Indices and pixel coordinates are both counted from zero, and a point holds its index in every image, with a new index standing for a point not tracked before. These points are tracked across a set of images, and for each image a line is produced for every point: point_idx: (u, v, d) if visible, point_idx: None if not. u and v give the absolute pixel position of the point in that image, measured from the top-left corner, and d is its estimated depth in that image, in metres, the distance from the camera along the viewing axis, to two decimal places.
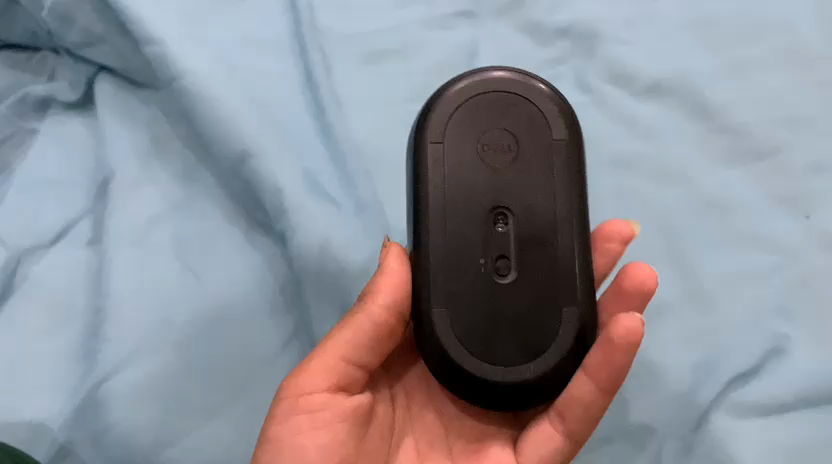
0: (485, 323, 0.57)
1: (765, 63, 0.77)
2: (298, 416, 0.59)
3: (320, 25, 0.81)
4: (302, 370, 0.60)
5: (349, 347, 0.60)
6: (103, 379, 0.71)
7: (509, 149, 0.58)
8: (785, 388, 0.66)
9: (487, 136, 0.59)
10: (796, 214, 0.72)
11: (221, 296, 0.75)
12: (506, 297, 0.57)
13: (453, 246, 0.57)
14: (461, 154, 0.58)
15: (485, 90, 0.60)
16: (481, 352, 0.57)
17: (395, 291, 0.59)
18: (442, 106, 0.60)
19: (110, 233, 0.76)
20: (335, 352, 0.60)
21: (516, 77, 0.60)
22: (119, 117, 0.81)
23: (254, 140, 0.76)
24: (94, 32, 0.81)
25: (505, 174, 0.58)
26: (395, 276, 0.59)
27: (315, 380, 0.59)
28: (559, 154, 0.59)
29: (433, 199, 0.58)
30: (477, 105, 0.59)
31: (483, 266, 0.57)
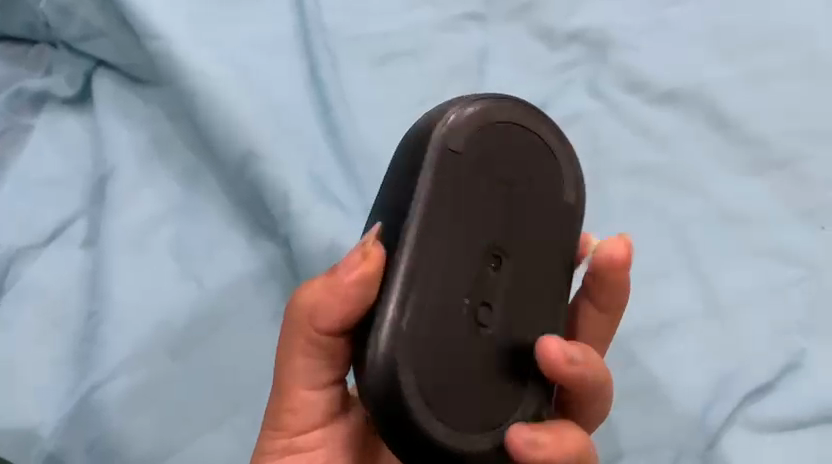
0: (451, 376, 0.48)
1: (781, 72, 0.75)
2: (287, 457, 0.57)
3: (328, 23, 0.79)
4: (273, 408, 0.57)
5: (306, 374, 0.55)
6: (97, 386, 0.68)
7: (519, 192, 0.51)
8: (802, 405, 0.65)
9: (503, 168, 0.51)
10: (811, 226, 0.71)
11: (222, 301, 0.73)
12: (483, 351, 0.49)
13: (441, 280, 0.48)
14: (463, 183, 0.49)
15: (518, 119, 0.52)
16: (437, 409, 0.48)
17: (342, 309, 0.50)
18: (473, 113, 0.50)
19: (109, 234, 0.74)
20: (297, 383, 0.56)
21: (548, 122, 0.53)
22: (120, 115, 0.79)
23: (260, 140, 0.74)
24: (96, 26, 0.79)
25: (505, 215, 0.50)
26: (342, 299, 0.49)
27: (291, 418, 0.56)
28: (562, 215, 0.53)
29: (428, 216, 0.48)
30: (506, 132, 0.51)
31: (464, 311, 0.49)
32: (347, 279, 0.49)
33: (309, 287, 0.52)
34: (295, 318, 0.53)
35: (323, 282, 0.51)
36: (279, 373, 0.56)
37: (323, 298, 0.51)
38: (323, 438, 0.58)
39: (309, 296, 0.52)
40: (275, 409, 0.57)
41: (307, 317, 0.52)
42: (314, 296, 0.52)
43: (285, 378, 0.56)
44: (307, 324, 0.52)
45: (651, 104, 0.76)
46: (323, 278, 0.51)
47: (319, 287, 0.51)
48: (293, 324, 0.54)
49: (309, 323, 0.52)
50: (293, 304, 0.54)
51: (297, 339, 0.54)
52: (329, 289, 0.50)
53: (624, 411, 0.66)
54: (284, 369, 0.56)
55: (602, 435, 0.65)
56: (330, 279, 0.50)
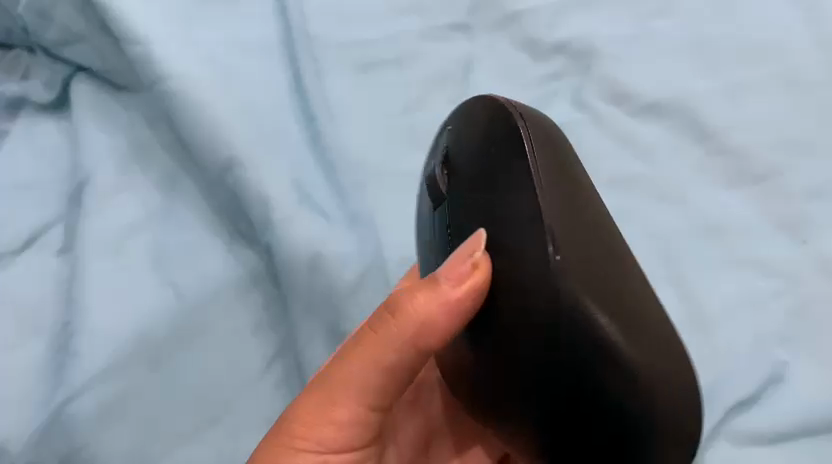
0: None
1: (765, 86, 0.75)
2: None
3: (312, 33, 0.78)
4: (321, 411, 0.54)
5: (365, 377, 0.53)
6: (69, 397, 0.67)
7: None
8: (786, 418, 0.64)
9: None
10: (793, 240, 0.70)
11: (199, 311, 0.71)
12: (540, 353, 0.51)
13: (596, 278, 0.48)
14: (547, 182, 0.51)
15: None
16: None
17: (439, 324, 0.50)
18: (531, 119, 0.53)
19: (87, 241, 0.73)
20: (360, 387, 0.53)
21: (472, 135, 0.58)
22: (99, 121, 0.78)
23: (241, 146, 0.73)
24: (75, 31, 0.78)
25: None
26: (447, 314, 0.49)
27: (344, 422, 0.54)
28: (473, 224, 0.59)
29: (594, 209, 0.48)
30: None
31: None
32: (456, 295, 0.48)
33: (409, 294, 0.52)
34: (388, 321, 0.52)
35: (426, 296, 0.51)
36: (337, 370, 0.53)
37: (429, 313, 0.50)
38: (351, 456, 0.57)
39: (406, 298, 0.52)
40: (321, 414, 0.54)
41: (403, 330, 0.51)
42: (423, 311, 0.51)
43: (350, 380, 0.53)
44: (403, 341, 0.52)
45: (634, 116, 0.76)
46: (426, 292, 0.51)
47: (427, 303, 0.50)
48: (387, 331, 0.52)
49: (404, 340, 0.52)
50: (390, 314, 0.52)
51: (387, 355, 0.52)
52: (438, 306, 0.50)
53: None
54: (347, 369, 0.53)
55: None
56: (433, 288, 0.50)
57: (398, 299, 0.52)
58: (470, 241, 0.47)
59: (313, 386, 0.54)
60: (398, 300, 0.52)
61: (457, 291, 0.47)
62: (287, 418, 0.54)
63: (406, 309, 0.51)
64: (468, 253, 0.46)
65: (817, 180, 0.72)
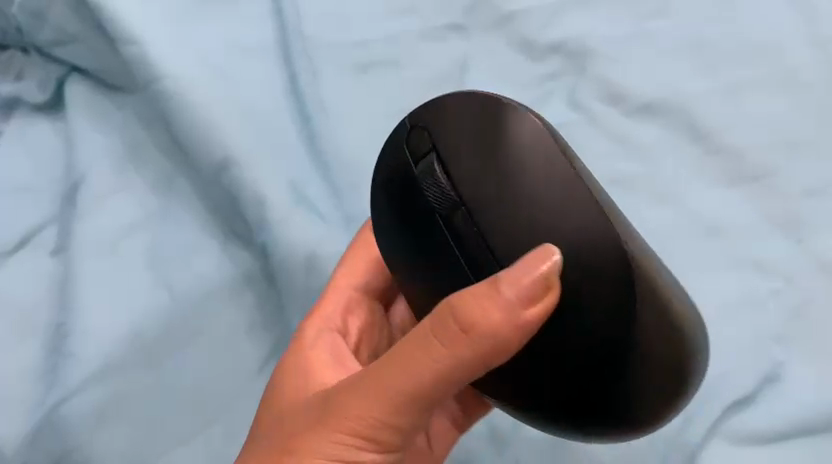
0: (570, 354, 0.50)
1: (759, 86, 0.76)
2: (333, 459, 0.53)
3: (308, 33, 0.78)
4: (372, 418, 0.51)
5: (421, 389, 0.49)
6: (64, 398, 0.66)
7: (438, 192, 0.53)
8: (783, 418, 0.65)
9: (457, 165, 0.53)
10: (788, 239, 0.70)
11: (193, 311, 0.71)
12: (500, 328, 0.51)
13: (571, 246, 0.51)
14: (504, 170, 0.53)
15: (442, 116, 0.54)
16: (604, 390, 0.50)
17: (511, 339, 0.46)
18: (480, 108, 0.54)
19: (81, 242, 0.73)
20: (415, 398, 0.49)
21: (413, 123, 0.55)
22: (94, 121, 0.78)
23: (236, 146, 0.73)
24: (69, 31, 0.77)
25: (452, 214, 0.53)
26: (521, 330, 0.46)
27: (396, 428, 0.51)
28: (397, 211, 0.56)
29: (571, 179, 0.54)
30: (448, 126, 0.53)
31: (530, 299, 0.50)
32: (528, 315, 0.45)
33: (477, 306, 0.46)
34: (453, 335, 0.47)
35: (496, 311, 0.45)
36: (386, 380, 0.49)
37: (498, 329, 0.46)
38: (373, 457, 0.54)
39: (472, 312, 0.46)
40: (372, 420, 0.51)
41: (473, 350, 0.47)
42: (492, 327, 0.46)
43: (403, 393, 0.49)
44: (468, 357, 0.47)
45: (630, 116, 0.76)
46: (499, 306, 0.45)
47: (499, 319, 0.45)
48: (450, 345, 0.47)
49: (467, 354, 0.47)
50: (458, 327, 0.46)
51: (446, 370, 0.48)
52: (507, 321, 0.45)
53: None
54: (401, 380, 0.49)
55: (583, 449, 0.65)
56: (500, 301, 0.45)
57: (463, 310, 0.46)
58: (540, 257, 0.45)
59: (359, 391, 0.51)
60: (462, 311, 0.46)
61: (532, 308, 0.45)
62: (330, 422, 0.52)
63: (475, 325, 0.46)
64: (543, 273, 0.45)
65: (811, 180, 0.72)
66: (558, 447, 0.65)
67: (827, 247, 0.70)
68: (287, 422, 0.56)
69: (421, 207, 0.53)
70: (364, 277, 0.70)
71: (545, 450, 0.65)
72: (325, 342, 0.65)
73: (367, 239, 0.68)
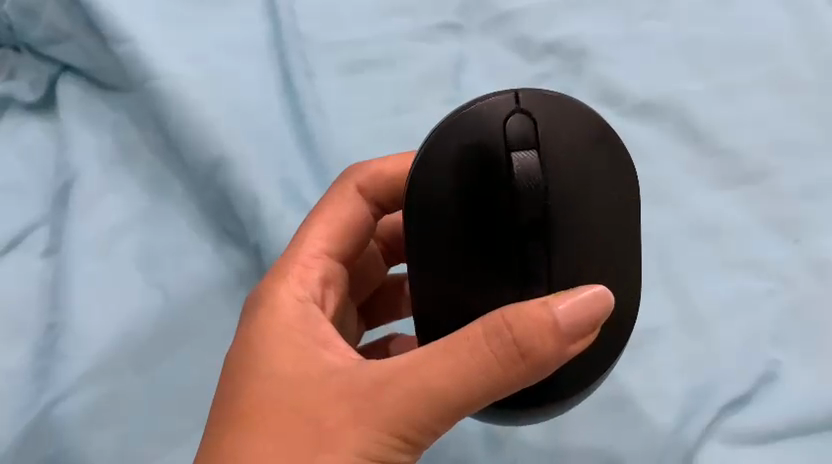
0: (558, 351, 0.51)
1: (754, 86, 0.76)
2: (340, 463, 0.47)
3: (302, 33, 0.78)
4: (405, 427, 0.47)
5: (456, 406, 0.47)
6: (54, 401, 0.66)
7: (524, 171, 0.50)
8: (781, 418, 0.64)
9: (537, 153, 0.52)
10: (784, 239, 0.70)
11: (186, 312, 0.70)
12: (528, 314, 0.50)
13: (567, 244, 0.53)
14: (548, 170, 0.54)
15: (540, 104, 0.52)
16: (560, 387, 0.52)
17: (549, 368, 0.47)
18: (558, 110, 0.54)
19: (72, 242, 0.72)
20: (448, 415, 0.47)
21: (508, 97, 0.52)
22: (86, 121, 0.77)
23: (230, 146, 0.73)
24: (61, 28, 0.77)
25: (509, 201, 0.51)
26: (565, 359, 0.46)
27: (412, 443, 0.48)
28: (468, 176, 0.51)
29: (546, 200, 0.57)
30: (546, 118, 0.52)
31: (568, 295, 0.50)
32: (573, 348, 0.46)
33: (540, 332, 0.45)
34: (510, 355, 0.45)
35: (554, 340, 0.45)
36: (427, 390, 0.46)
37: (553, 355, 0.46)
38: None
39: (534, 332, 0.45)
40: (402, 429, 0.47)
41: (519, 373, 0.46)
42: (550, 354, 0.46)
43: (441, 408, 0.47)
44: (514, 379, 0.46)
45: (625, 116, 0.76)
46: (559, 335, 0.45)
47: (555, 348, 0.45)
48: (504, 367, 0.46)
49: (514, 378, 0.46)
50: (517, 348, 0.45)
51: (493, 389, 0.46)
52: (561, 351, 0.46)
53: (601, 427, 0.65)
54: (442, 391, 0.46)
55: (579, 450, 0.65)
56: (562, 327, 0.45)
57: (525, 334, 0.45)
58: (589, 290, 0.46)
59: (394, 395, 0.47)
60: (523, 332, 0.45)
61: (580, 342, 0.46)
62: (359, 426, 0.47)
63: (535, 352, 0.45)
64: (598, 310, 0.46)
65: (806, 180, 0.72)
66: (554, 448, 0.65)
67: (822, 248, 0.69)
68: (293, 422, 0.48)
69: (499, 187, 0.50)
70: (340, 240, 0.63)
71: (543, 452, 0.65)
72: (309, 317, 0.55)
73: (343, 193, 0.65)
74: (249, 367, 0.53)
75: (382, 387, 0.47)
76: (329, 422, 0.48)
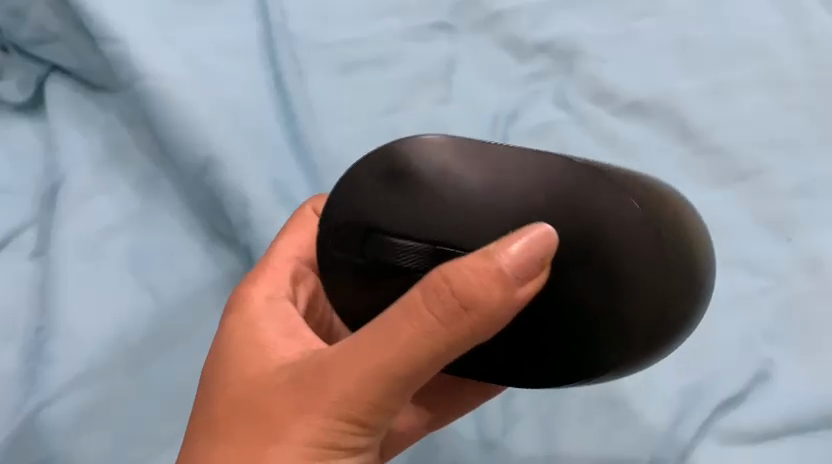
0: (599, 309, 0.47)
1: (749, 85, 0.76)
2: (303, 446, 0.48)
3: (293, 32, 0.78)
4: (359, 408, 0.47)
5: (409, 374, 0.46)
6: (42, 404, 0.65)
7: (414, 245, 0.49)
8: (774, 416, 0.64)
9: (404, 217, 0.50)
10: (777, 237, 0.70)
11: (176, 313, 0.70)
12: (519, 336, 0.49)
13: None
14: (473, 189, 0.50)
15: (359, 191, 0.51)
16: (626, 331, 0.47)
17: (503, 316, 0.44)
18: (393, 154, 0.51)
19: (61, 244, 0.71)
20: (402, 384, 0.46)
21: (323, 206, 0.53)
22: (75, 121, 0.76)
23: (219, 145, 0.72)
24: (49, 29, 0.76)
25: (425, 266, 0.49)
26: (517, 305, 0.44)
27: (376, 422, 0.49)
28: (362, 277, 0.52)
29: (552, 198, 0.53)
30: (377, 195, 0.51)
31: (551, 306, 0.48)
32: (524, 291, 0.43)
33: (480, 284, 0.43)
34: (450, 311, 0.43)
35: (496, 289, 0.43)
36: (375, 363, 0.46)
37: (500, 309, 0.43)
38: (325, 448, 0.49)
39: (469, 284, 0.43)
40: (355, 402, 0.47)
41: (467, 328, 0.44)
42: (494, 305, 0.43)
43: (391, 379, 0.46)
44: (464, 335, 0.44)
45: (618, 115, 0.76)
46: (504, 282, 0.43)
47: (500, 298, 0.43)
48: (450, 326, 0.44)
49: (463, 332, 0.44)
50: (457, 303, 0.43)
51: (441, 350, 0.45)
52: (510, 296, 0.43)
53: (595, 426, 0.65)
54: (388, 362, 0.45)
55: (573, 450, 0.64)
56: (506, 276, 0.43)
57: (463, 286, 0.43)
58: (536, 230, 0.44)
59: (340, 373, 0.47)
60: (463, 285, 0.43)
61: (529, 284, 0.43)
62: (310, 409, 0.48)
63: (477, 302, 0.43)
64: (545, 247, 0.43)
65: (800, 178, 0.72)
66: (549, 446, 0.64)
67: (816, 245, 0.69)
68: (251, 418, 0.50)
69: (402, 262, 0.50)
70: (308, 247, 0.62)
71: (538, 453, 0.64)
72: (277, 314, 0.57)
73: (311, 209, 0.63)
74: (217, 362, 0.55)
75: (333, 368, 0.47)
76: (282, 414, 0.49)
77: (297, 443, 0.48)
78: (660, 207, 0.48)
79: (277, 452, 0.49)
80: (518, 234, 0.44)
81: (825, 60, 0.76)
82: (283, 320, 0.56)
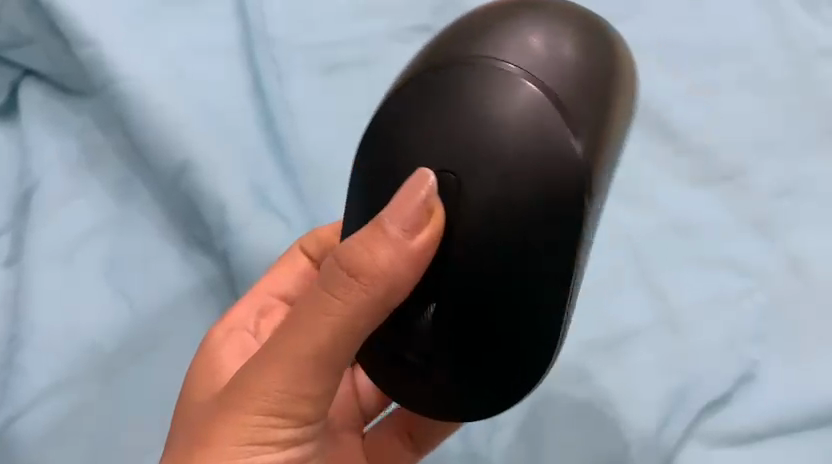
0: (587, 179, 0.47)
1: (730, 84, 0.76)
2: (233, 447, 0.49)
3: (272, 34, 0.77)
4: (277, 399, 0.47)
5: (318, 356, 0.46)
6: (15, 416, 0.64)
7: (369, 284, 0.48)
8: (758, 418, 0.63)
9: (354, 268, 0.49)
10: (761, 237, 0.70)
11: (152, 320, 0.68)
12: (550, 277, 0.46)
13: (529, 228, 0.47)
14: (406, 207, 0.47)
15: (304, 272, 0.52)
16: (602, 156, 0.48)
17: (396, 279, 0.44)
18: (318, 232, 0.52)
19: (36, 251, 0.70)
20: (314, 367, 0.46)
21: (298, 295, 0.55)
22: (50, 126, 0.75)
23: (195, 149, 0.71)
24: (23, 32, 0.74)
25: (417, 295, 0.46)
26: (411, 266, 0.44)
27: (301, 412, 0.48)
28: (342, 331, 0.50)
29: None
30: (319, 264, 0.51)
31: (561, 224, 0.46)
32: (418, 246, 0.44)
33: (362, 249, 0.44)
34: (341, 281, 0.44)
35: (380, 255, 0.44)
36: (283, 350, 0.46)
37: (391, 270, 0.44)
38: (257, 446, 0.49)
39: (354, 254, 0.44)
40: (273, 396, 0.47)
41: (360, 296, 0.44)
42: (380, 268, 0.44)
43: (302, 364, 0.46)
44: (359, 304, 0.44)
45: None
46: (388, 244, 0.44)
47: (389, 256, 0.43)
48: (343, 297, 0.44)
49: (359, 303, 0.44)
50: (345, 272, 0.44)
51: (340, 324, 0.45)
52: (396, 255, 0.44)
53: (580, 429, 0.64)
54: (294, 347, 0.46)
55: (558, 455, 0.63)
56: (389, 238, 0.44)
57: (348, 255, 0.44)
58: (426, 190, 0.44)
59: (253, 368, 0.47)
60: (348, 255, 0.44)
61: (419, 238, 0.44)
62: (231, 407, 0.48)
63: (362, 267, 0.44)
64: (425, 201, 0.44)
65: (782, 179, 0.72)
66: (534, 448, 0.63)
67: (799, 245, 0.69)
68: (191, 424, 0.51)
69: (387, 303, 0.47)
70: (283, 282, 0.63)
71: (523, 454, 0.63)
72: (230, 334, 0.60)
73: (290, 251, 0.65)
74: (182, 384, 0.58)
75: (248, 366, 0.48)
76: (209, 416, 0.49)
77: (225, 444, 0.49)
78: (526, 46, 0.48)
79: (208, 457, 0.49)
80: (402, 199, 0.44)
81: (801, 59, 0.76)
82: (240, 345, 0.59)
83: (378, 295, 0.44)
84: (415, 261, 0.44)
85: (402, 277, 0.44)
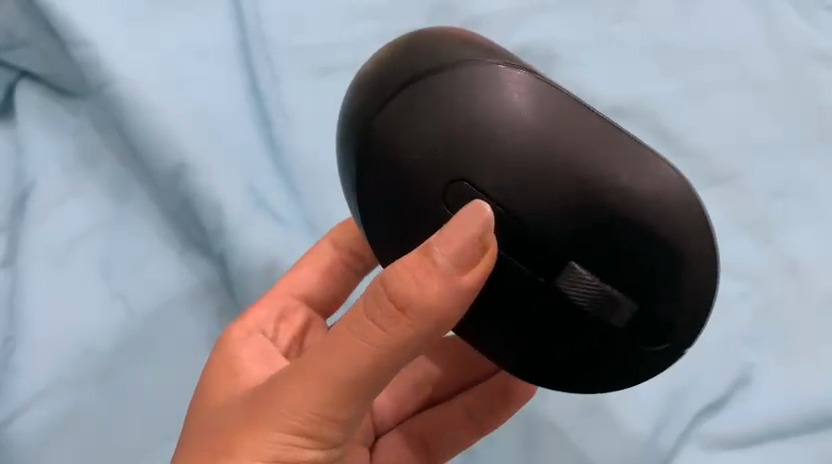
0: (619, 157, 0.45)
1: (726, 88, 0.76)
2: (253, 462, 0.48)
3: (268, 36, 0.76)
4: (303, 419, 0.47)
5: (352, 383, 0.45)
6: (10, 417, 0.63)
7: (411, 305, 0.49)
8: (754, 420, 0.63)
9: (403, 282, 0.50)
10: (756, 239, 0.70)
11: (147, 322, 0.68)
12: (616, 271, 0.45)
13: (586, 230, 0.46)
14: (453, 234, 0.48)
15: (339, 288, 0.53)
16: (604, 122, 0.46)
17: (442, 313, 0.44)
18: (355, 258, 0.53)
19: (31, 252, 0.69)
20: (348, 393, 0.46)
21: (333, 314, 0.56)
22: (45, 127, 0.75)
23: (191, 152, 0.71)
24: (18, 34, 0.74)
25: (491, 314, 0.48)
26: (459, 302, 0.44)
27: (328, 435, 0.48)
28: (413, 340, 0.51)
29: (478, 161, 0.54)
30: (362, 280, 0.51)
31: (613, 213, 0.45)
32: (467, 281, 0.43)
33: (411, 282, 0.43)
34: (388, 313, 0.44)
35: (431, 287, 0.43)
36: (316, 374, 0.46)
37: (439, 303, 0.43)
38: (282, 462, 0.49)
39: (404, 285, 0.43)
40: (304, 415, 0.47)
41: (409, 328, 0.44)
42: (430, 302, 0.43)
43: (337, 385, 0.45)
44: (405, 336, 0.44)
45: None
46: (439, 277, 0.43)
47: (439, 291, 0.43)
48: (388, 330, 0.44)
49: (404, 335, 0.44)
50: (392, 304, 0.44)
51: (384, 353, 0.44)
52: (445, 289, 0.43)
53: (579, 431, 0.64)
54: (331, 369, 0.45)
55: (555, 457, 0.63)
56: (439, 271, 0.43)
57: (397, 287, 0.43)
58: (478, 218, 0.43)
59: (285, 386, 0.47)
60: (398, 287, 0.43)
61: (469, 273, 0.43)
62: (260, 421, 0.48)
63: (412, 300, 0.43)
64: (476, 234, 0.43)
65: (777, 181, 0.72)
66: (531, 451, 0.64)
67: (793, 247, 0.69)
68: (211, 433, 0.51)
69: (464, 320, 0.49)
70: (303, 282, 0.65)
71: (520, 455, 0.64)
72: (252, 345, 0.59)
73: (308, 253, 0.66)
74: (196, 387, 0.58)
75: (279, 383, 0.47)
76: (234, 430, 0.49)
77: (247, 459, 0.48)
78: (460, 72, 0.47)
79: None
80: (454, 229, 0.43)
81: (796, 63, 0.76)
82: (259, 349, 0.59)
83: (425, 326, 0.44)
84: (463, 296, 0.43)
85: (448, 311, 0.44)
